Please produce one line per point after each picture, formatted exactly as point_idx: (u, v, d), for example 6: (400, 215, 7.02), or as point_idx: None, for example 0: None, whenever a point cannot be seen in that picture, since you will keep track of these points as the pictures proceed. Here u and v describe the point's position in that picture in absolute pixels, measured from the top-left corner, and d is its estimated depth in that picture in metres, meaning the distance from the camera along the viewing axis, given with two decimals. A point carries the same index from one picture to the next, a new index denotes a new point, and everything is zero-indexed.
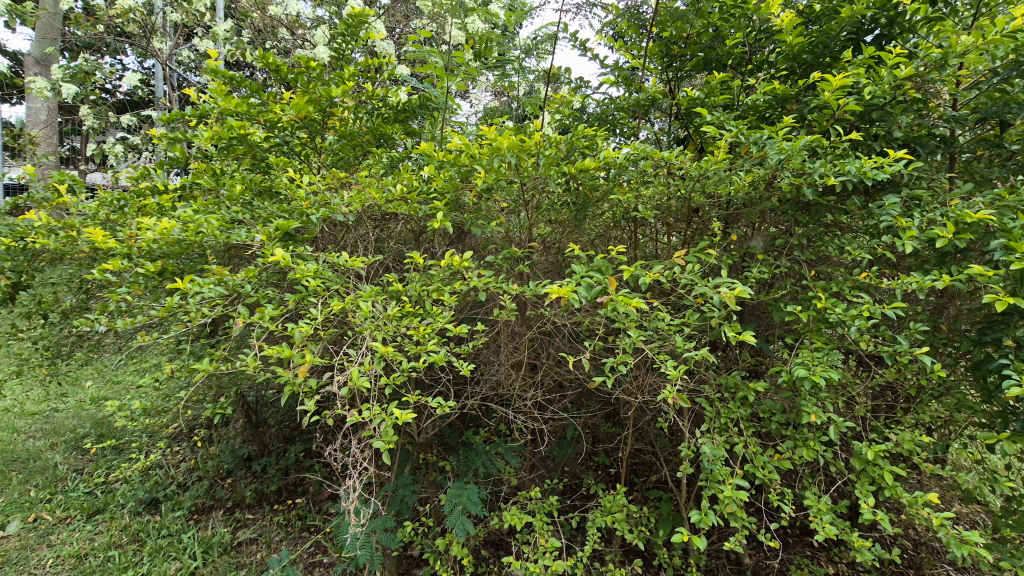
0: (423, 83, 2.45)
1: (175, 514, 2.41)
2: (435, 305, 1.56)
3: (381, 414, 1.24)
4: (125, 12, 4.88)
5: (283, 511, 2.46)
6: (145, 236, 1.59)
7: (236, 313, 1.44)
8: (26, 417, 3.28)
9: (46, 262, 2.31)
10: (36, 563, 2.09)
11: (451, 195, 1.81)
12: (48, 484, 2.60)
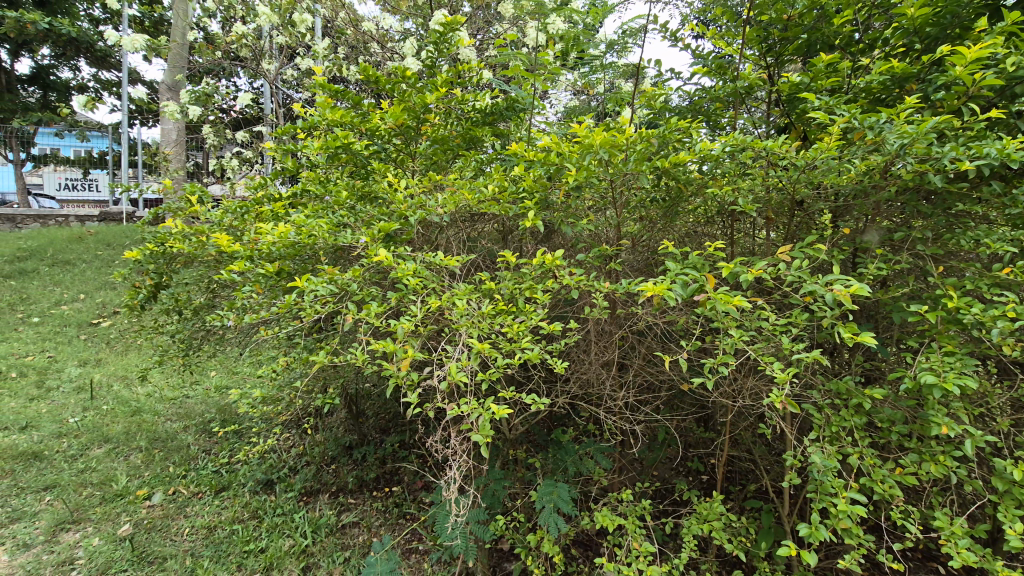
0: (510, 85, 2.48)
1: (288, 495, 2.63)
2: (527, 303, 1.58)
3: (479, 408, 1.28)
4: (239, 38, 5.48)
5: (381, 498, 2.63)
6: (266, 240, 1.74)
7: (344, 310, 1.55)
8: (165, 402, 3.74)
9: (181, 265, 2.62)
10: (176, 531, 2.37)
11: (540, 194, 1.82)
12: (183, 462, 2.95)
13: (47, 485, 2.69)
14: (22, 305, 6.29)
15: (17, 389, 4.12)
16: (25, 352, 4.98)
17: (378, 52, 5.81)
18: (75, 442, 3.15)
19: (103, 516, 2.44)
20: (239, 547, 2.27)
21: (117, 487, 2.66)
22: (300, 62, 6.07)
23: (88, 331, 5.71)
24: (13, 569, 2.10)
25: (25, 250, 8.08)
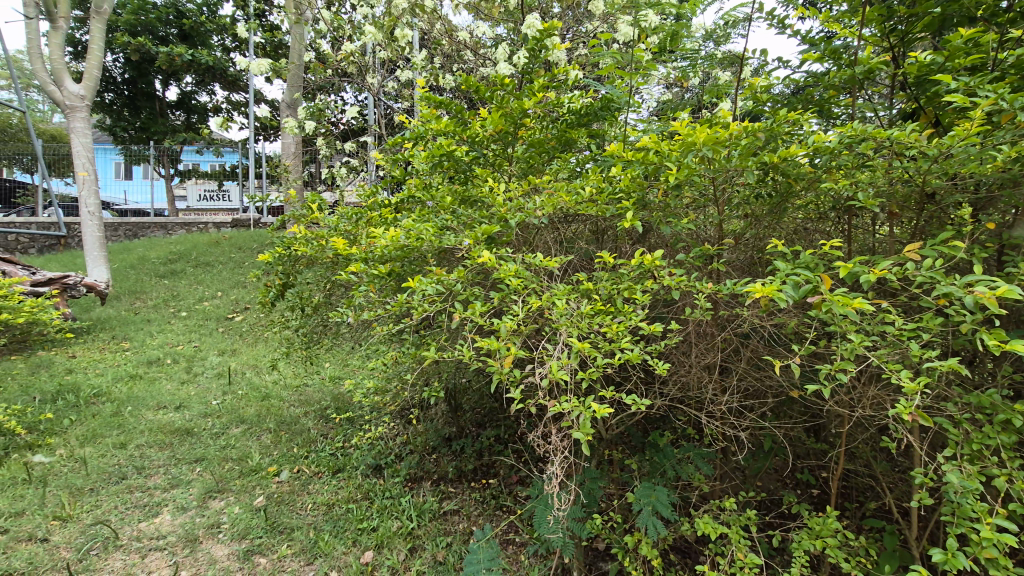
0: (605, 85, 2.47)
1: (395, 479, 2.84)
2: (626, 304, 1.58)
3: (580, 407, 1.30)
4: (348, 56, 6.01)
5: (479, 489, 2.77)
6: (380, 243, 1.90)
7: (450, 309, 1.65)
8: (289, 389, 4.18)
9: (305, 266, 2.91)
10: (300, 506, 2.64)
11: (638, 194, 1.80)
12: (305, 444, 3.28)
13: (197, 457, 3.11)
14: (174, 301, 7.28)
15: (172, 373, 4.81)
16: (177, 342, 5.77)
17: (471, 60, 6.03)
18: (217, 421, 3.62)
19: (241, 488, 2.78)
20: (354, 525, 2.48)
21: (252, 463, 3.02)
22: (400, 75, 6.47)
23: (224, 324, 6.49)
24: (175, 527, 2.45)
25: (175, 254, 9.33)
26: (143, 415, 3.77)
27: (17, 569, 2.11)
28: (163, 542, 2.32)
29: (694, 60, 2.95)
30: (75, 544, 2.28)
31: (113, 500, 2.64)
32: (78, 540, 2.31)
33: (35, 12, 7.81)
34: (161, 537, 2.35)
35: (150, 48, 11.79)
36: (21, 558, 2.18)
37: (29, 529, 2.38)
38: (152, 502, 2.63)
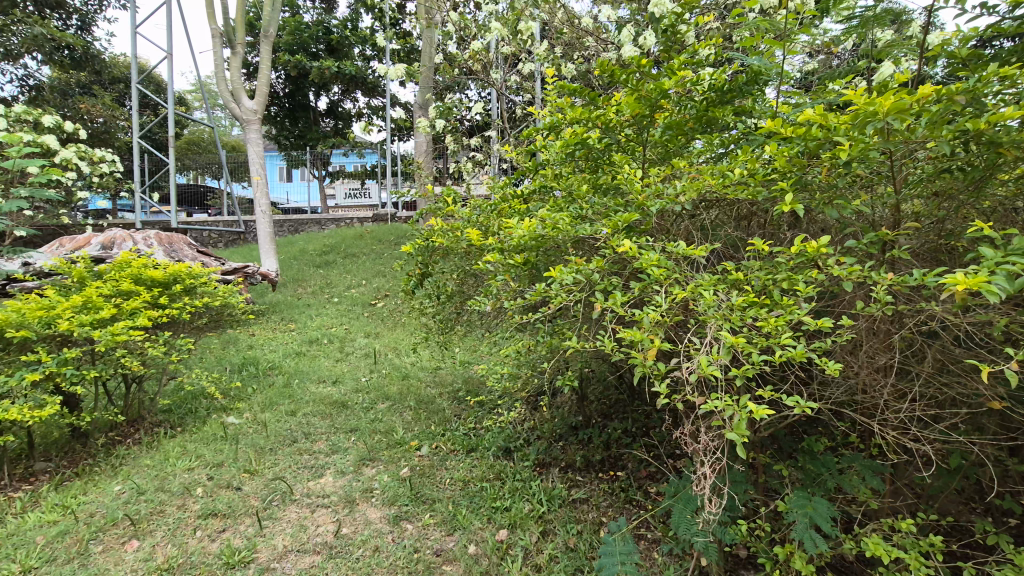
0: (754, 56, 2.25)
1: (524, 463, 2.95)
2: (784, 295, 1.43)
3: (734, 406, 1.21)
4: (474, 54, 6.25)
5: (607, 481, 2.77)
6: (517, 234, 1.92)
7: (588, 299, 1.62)
8: (426, 371, 4.60)
9: (442, 256, 3.11)
10: (439, 480, 2.84)
11: (796, 174, 1.61)
12: (442, 423, 3.54)
13: (352, 428, 3.50)
14: (328, 289, 8.20)
15: (329, 351, 5.46)
16: (331, 324, 6.53)
17: (592, 46, 5.97)
18: (366, 397, 4.06)
19: (388, 459, 3.06)
20: (489, 503, 2.61)
21: (397, 437, 3.33)
22: (522, 69, 6.63)
23: (368, 309, 7.19)
24: (337, 488, 2.77)
25: (328, 247, 10.51)
26: (308, 387, 4.34)
27: (220, 511, 2.52)
28: (328, 500, 2.63)
29: (848, 23, 2.65)
30: (261, 495, 2.66)
31: (288, 460, 3.06)
32: (263, 492, 2.70)
33: (220, 42, 9.20)
34: (326, 496, 2.67)
35: (305, 64, 13.33)
36: (223, 502, 2.59)
37: (228, 478, 2.83)
38: (318, 464, 3.00)
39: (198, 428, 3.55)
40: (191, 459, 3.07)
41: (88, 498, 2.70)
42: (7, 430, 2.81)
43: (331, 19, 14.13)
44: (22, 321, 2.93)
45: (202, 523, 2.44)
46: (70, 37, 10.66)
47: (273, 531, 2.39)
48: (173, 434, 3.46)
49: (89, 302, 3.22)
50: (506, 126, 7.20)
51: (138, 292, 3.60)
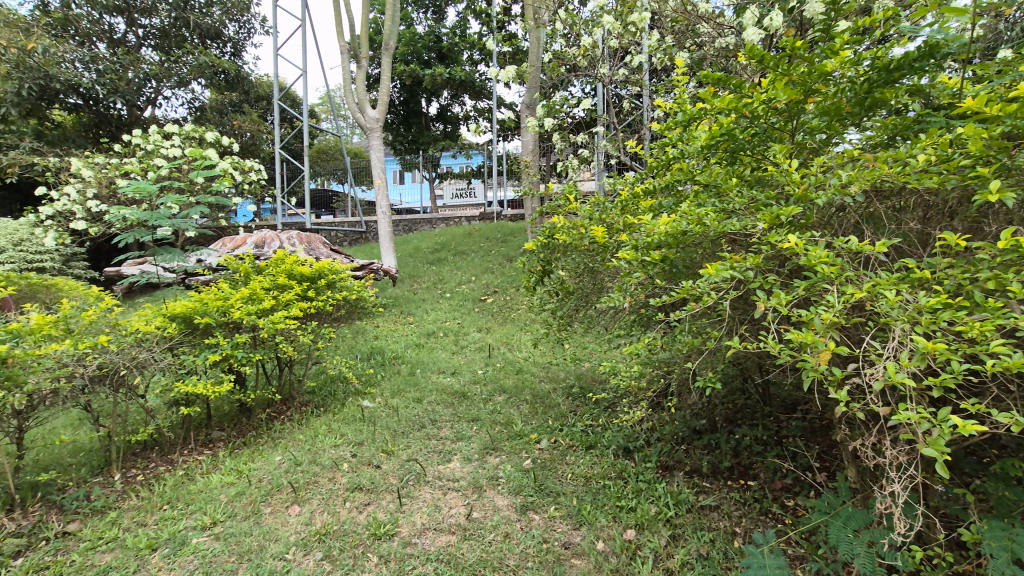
0: (928, 28, 2.01)
1: (647, 464, 2.88)
2: (984, 298, 1.27)
3: (932, 419, 1.09)
4: (583, 50, 6.22)
5: (738, 489, 2.63)
6: (659, 231, 1.88)
7: (742, 299, 1.55)
8: (538, 366, 4.70)
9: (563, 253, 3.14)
10: (562, 474, 2.87)
11: (999, 159, 1.41)
12: (559, 418, 3.58)
13: (473, 417, 3.66)
14: (441, 285, 8.63)
15: (445, 344, 5.75)
16: (445, 318, 6.88)
17: (706, 32, 5.70)
18: (484, 389, 4.23)
19: (510, 450, 3.16)
20: (613, 501, 2.59)
21: (516, 429, 3.42)
22: (631, 62, 6.51)
23: (479, 305, 7.47)
24: (465, 473, 2.91)
25: (440, 245, 11.04)
26: (429, 377, 4.62)
27: (365, 486, 2.76)
28: (458, 484, 2.78)
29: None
30: (398, 474, 2.88)
31: (418, 444, 3.27)
32: (400, 471, 2.92)
33: (347, 58, 10.04)
34: (456, 480, 2.82)
35: (419, 72, 14.13)
36: (366, 478, 2.84)
37: (368, 456, 3.10)
38: (446, 450, 3.18)
39: (338, 409, 3.92)
40: (336, 437, 3.39)
41: (256, 464, 3.09)
42: (195, 401, 3.29)
43: (441, 27, 14.81)
44: (205, 309, 3.39)
45: (350, 495, 2.70)
46: (226, 63, 12.20)
47: (410, 509, 2.57)
48: (318, 414, 3.86)
49: (254, 294, 3.66)
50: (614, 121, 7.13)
51: (290, 286, 4.03)
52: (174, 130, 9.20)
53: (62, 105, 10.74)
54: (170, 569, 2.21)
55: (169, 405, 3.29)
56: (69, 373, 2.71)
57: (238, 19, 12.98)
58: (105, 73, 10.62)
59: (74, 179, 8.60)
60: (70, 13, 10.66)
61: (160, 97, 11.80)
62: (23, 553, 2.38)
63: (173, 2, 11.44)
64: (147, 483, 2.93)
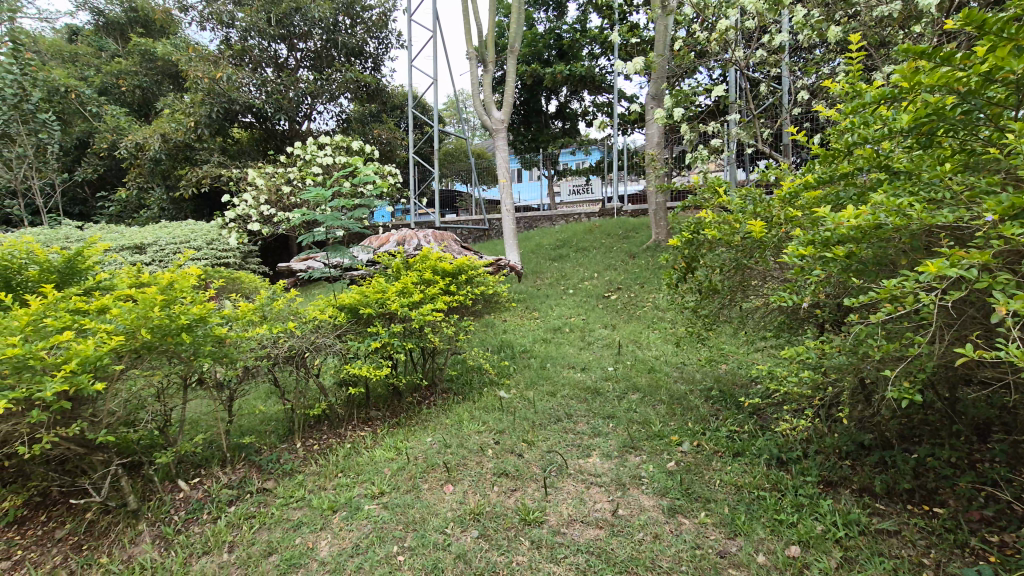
0: None
1: (805, 478, 2.66)
2: None
3: None
4: (720, 34, 5.88)
5: (922, 516, 2.33)
6: (848, 224, 1.73)
7: (968, 301, 1.37)
8: (671, 366, 4.56)
9: (711, 249, 3.02)
10: (709, 479, 2.75)
11: None
12: (700, 422, 3.42)
13: (609, 414, 3.64)
14: (563, 281, 8.69)
15: (572, 339, 5.80)
16: (570, 314, 6.93)
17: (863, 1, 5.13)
18: (617, 386, 4.20)
19: (652, 450, 3.10)
20: (770, 513, 2.43)
21: (656, 429, 3.34)
22: (771, 42, 6.03)
23: (603, 301, 7.41)
24: (607, 469, 2.91)
25: (561, 241, 11.10)
26: (560, 371, 4.70)
27: (510, 472, 2.89)
28: (601, 480, 2.79)
29: None
30: (541, 464, 2.97)
31: (557, 436, 3.34)
32: (542, 462, 3.00)
33: (474, 63, 10.51)
34: (599, 475, 2.84)
35: (539, 71, 14.33)
36: (511, 465, 2.96)
37: (511, 445, 3.23)
38: (585, 445, 3.20)
39: (478, 398, 4.15)
40: (479, 424, 3.58)
41: (411, 443, 3.37)
42: (358, 383, 3.68)
43: (562, 25, 14.89)
44: (368, 301, 3.76)
45: (498, 480, 2.84)
46: (368, 77, 13.38)
47: (556, 500, 2.63)
48: (460, 401, 4.12)
49: (405, 288, 3.98)
50: (749, 107, 6.68)
51: (435, 281, 4.34)
52: (327, 141, 10.30)
53: (240, 124, 12.51)
54: (350, 530, 2.50)
55: (338, 386, 3.72)
56: (269, 353, 3.20)
57: (377, 36, 14.09)
58: (273, 94, 12.22)
59: (251, 188, 10.01)
60: (246, 44, 12.38)
61: (314, 112, 13.27)
62: (234, 502, 2.83)
63: (325, 26, 12.81)
64: (322, 452, 3.33)
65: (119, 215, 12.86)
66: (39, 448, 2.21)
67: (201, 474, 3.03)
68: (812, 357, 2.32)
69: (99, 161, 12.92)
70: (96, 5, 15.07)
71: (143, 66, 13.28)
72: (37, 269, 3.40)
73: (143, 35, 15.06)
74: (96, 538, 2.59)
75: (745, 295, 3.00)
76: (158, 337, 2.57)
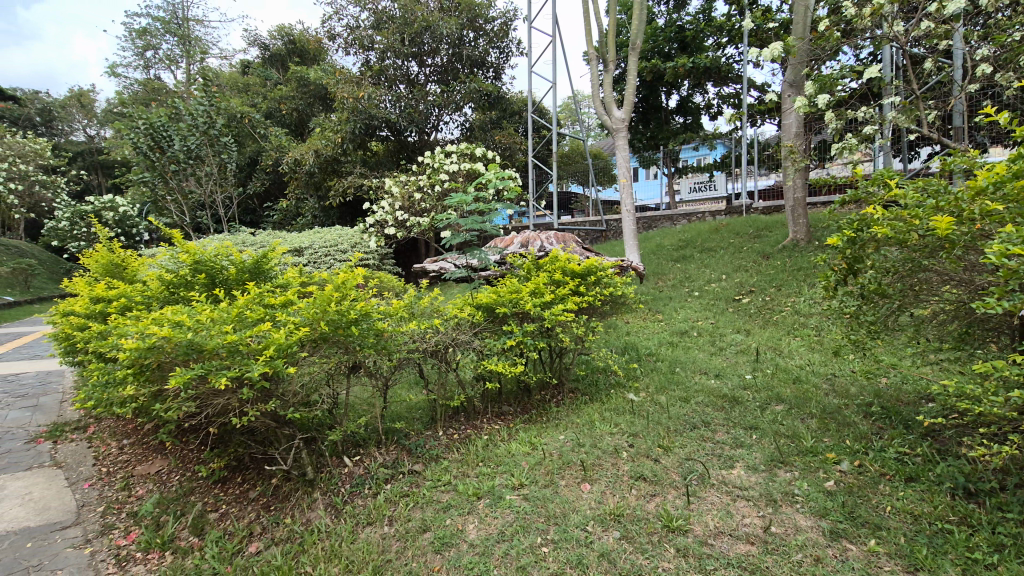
0: None
1: (1005, 514, 2.28)
2: None
3: None
4: (877, 9, 5.24)
5: None
6: None
7: None
8: (819, 377, 4.17)
9: (879, 250, 2.71)
10: (878, 505, 2.48)
11: None
12: (860, 439, 3.09)
13: (751, 425, 3.43)
14: (687, 283, 8.32)
15: (701, 344, 5.54)
16: (697, 317, 6.62)
17: None
18: (757, 396, 3.93)
19: (805, 466, 2.86)
20: (960, 550, 2.14)
21: (808, 444, 3.08)
22: (942, 11, 5.25)
23: (733, 305, 6.98)
24: (755, 483, 2.75)
25: (684, 241, 10.61)
26: (691, 377, 4.52)
27: (648, 477, 2.84)
28: (748, 493, 2.64)
29: None
30: (680, 471, 2.89)
31: (695, 444, 3.22)
32: (681, 469, 2.92)
33: (594, 64, 10.44)
34: (746, 488, 2.69)
35: (660, 66, 13.79)
36: (648, 470, 2.92)
37: (646, 449, 3.17)
38: (727, 455, 3.05)
39: (607, 399, 4.14)
40: (611, 425, 3.57)
41: (545, 440, 3.46)
42: (494, 378, 3.86)
43: (684, 16, 14.25)
44: (502, 301, 3.93)
45: (635, 483, 2.81)
46: (490, 86, 13.91)
47: (700, 509, 2.54)
48: (588, 402, 4.14)
49: (536, 289, 4.09)
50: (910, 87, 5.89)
51: (565, 282, 4.42)
52: (453, 149, 10.91)
53: (377, 138, 13.71)
54: (495, 517, 2.63)
55: (475, 380, 3.93)
56: (418, 346, 3.48)
57: (498, 46, 14.56)
58: (405, 108, 13.23)
59: (388, 195, 10.94)
60: (383, 64, 13.56)
61: (441, 122, 14.11)
62: (389, 480, 3.13)
63: (451, 41, 13.56)
64: (463, 442, 3.55)
65: (281, 222, 14.77)
66: (247, 420, 2.64)
67: (360, 452, 3.38)
68: (1021, 374, 1.99)
69: (266, 176, 14.94)
70: (263, 41, 17.44)
71: (300, 91, 15.08)
72: (233, 269, 4.03)
73: (299, 64, 17.13)
74: (281, 500, 3.01)
75: (924, 300, 2.67)
76: (332, 329, 2.92)
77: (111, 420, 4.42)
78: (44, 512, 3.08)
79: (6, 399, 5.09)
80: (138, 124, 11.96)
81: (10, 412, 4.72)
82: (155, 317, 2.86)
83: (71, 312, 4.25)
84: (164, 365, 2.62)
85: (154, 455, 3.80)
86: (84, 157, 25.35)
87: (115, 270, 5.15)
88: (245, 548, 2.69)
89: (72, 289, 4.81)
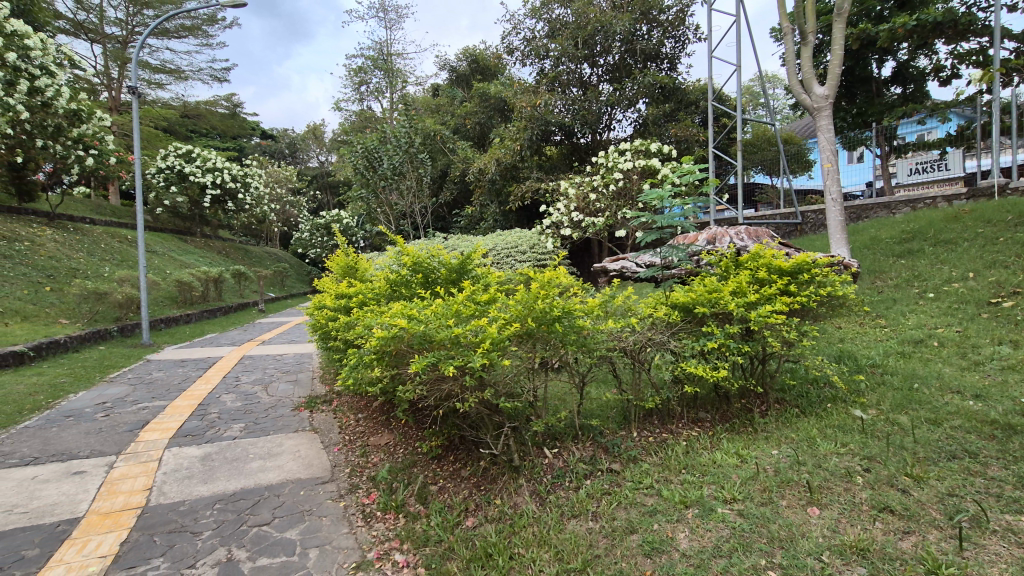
0: None
1: None
2: None
3: None
4: None
5: None
6: None
7: None
8: None
9: None
10: None
11: None
12: None
13: None
14: (918, 282, 6.96)
15: (947, 356, 4.55)
16: (936, 324, 5.46)
17: None
18: None
19: None
20: None
21: None
22: None
23: (989, 309, 5.60)
24: None
25: (909, 232, 8.88)
26: (938, 396, 3.72)
27: (897, 510, 2.41)
28: None
29: None
30: (943, 509, 2.39)
31: (958, 477, 2.64)
32: (944, 506, 2.41)
33: (788, 37, 9.24)
34: None
35: (870, 32, 11.76)
36: (895, 501, 2.48)
37: (889, 476, 2.70)
38: (1010, 497, 2.43)
39: (825, 414, 3.64)
40: (836, 444, 3.12)
41: (755, 453, 3.16)
42: (693, 382, 3.65)
43: None
44: (701, 301, 3.72)
45: (880, 515, 2.40)
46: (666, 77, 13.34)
47: (980, 559, 2.07)
48: (802, 415, 3.68)
49: (738, 288, 3.77)
50: None
51: (770, 281, 4.02)
52: (627, 147, 10.72)
53: (552, 142, 14.11)
54: (707, 529, 2.48)
55: (672, 382, 3.77)
56: (615, 344, 3.47)
57: (674, 35, 13.86)
58: (579, 111, 13.39)
59: (564, 198, 11.22)
60: (558, 71, 13.92)
61: (614, 121, 13.98)
62: (589, 476, 3.17)
63: (624, 36, 13.32)
64: (661, 446, 3.43)
65: (467, 227, 16.20)
66: (467, 405, 2.91)
67: (558, 445, 3.47)
68: None
69: (454, 186, 16.49)
70: (451, 64, 19.21)
71: (482, 106, 16.23)
72: (444, 269, 4.52)
73: (482, 81, 18.54)
74: (490, 482, 3.24)
75: None
76: (538, 325, 3.09)
77: (349, 397, 5.25)
78: (310, 468, 3.78)
79: (277, 375, 6.43)
80: (357, 148, 14.22)
81: (281, 385, 5.94)
82: (391, 310, 3.32)
83: (322, 306, 5.16)
84: (401, 352, 3.02)
85: (383, 429, 4.42)
86: (318, 179, 30.91)
87: (350, 271, 6.13)
88: (463, 521, 2.95)
89: (321, 286, 5.84)
